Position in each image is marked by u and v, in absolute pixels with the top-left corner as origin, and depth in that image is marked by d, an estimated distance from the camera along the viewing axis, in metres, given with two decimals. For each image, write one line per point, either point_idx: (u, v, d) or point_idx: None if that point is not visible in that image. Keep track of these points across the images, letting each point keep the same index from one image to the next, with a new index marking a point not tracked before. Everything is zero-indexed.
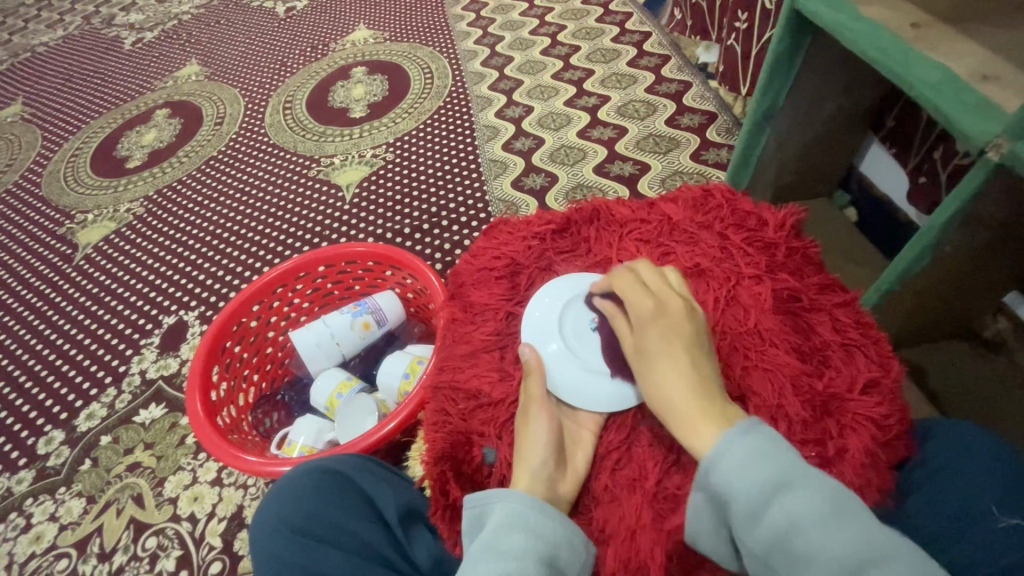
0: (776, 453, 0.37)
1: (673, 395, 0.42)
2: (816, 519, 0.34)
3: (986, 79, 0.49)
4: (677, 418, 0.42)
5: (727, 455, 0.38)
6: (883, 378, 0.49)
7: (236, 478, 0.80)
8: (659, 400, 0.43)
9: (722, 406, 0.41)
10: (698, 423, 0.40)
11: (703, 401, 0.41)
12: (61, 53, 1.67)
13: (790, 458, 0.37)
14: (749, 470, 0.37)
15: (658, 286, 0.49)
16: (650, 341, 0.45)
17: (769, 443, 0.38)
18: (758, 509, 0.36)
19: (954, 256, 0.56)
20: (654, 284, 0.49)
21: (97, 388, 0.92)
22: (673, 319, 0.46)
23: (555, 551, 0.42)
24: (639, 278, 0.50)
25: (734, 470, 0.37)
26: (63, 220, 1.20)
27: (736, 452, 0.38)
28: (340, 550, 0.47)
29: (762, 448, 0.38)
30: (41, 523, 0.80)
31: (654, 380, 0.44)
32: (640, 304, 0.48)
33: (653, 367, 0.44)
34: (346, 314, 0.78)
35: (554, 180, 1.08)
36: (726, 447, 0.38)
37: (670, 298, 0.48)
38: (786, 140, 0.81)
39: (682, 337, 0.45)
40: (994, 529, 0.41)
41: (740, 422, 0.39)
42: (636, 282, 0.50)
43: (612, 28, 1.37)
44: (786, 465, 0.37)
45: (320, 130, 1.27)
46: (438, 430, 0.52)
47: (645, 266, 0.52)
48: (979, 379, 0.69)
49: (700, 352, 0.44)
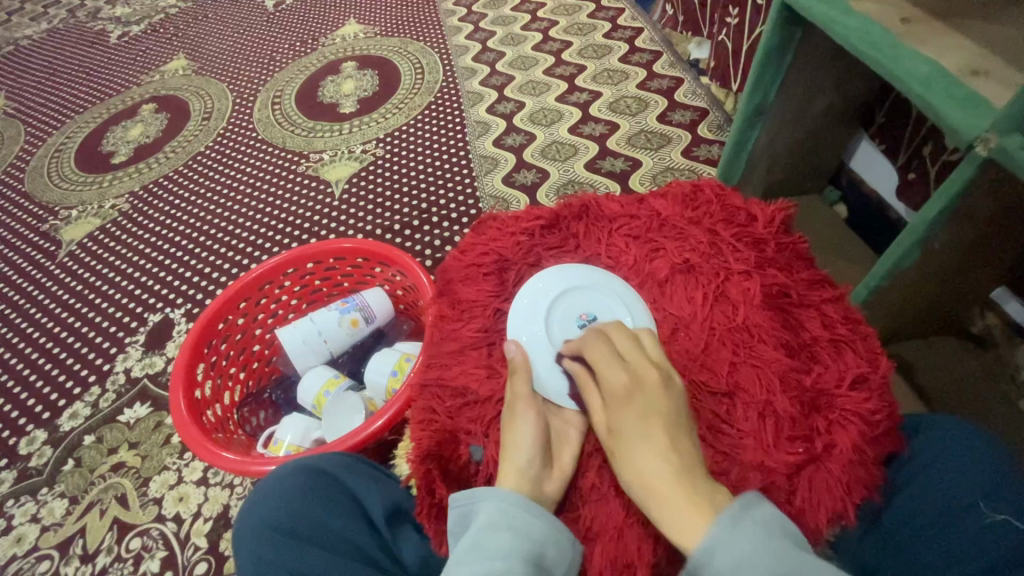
0: (769, 545, 0.36)
1: (655, 480, 0.41)
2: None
3: (975, 74, 0.49)
4: (659, 506, 0.40)
5: (720, 555, 0.36)
6: (872, 373, 0.48)
7: (222, 478, 0.79)
8: (638, 484, 0.41)
9: (705, 492, 0.40)
10: (682, 513, 0.39)
11: (687, 488, 0.40)
12: (45, 46, 1.64)
13: (782, 549, 0.36)
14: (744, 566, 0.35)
15: (632, 355, 0.48)
16: (627, 419, 0.44)
17: (758, 535, 0.37)
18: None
19: (943, 251, 0.56)
20: (628, 353, 0.48)
21: (81, 387, 0.91)
22: (649, 394, 0.45)
23: (541, 550, 0.42)
24: (613, 345, 0.48)
25: (727, 565, 0.36)
26: (47, 217, 1.18)
27: (727, 546, 0.36)
28: (325, 550, 0.46)
29: (754, 540, 0.36)
30: (23, 525, 0.78)
31: (632, 463, 0.42)
32: (614, 377, 0.46)
33: (631, 448, 0.42)
34: (333, 311, 0.77)
35: (546, 177, 1.07)
36: (716, 541, 0.37)
37: (644, 368, 0.46)
38: (777, 136, 0.81)
39: (660, 417, 0.43)
40: (983, 525, 0.41)
41: (729, 511, 0.38)
42: (609, 350, 0.48)
43: (604, 23, 1.36)
44: (780, 558, 0.35)
45: (309, 125, 1.25)
46: (424, 428, 0.52)
47: (618, 329, 0.50)
48: (967, 375, 0.70)
49: (679, 431, 0.43)
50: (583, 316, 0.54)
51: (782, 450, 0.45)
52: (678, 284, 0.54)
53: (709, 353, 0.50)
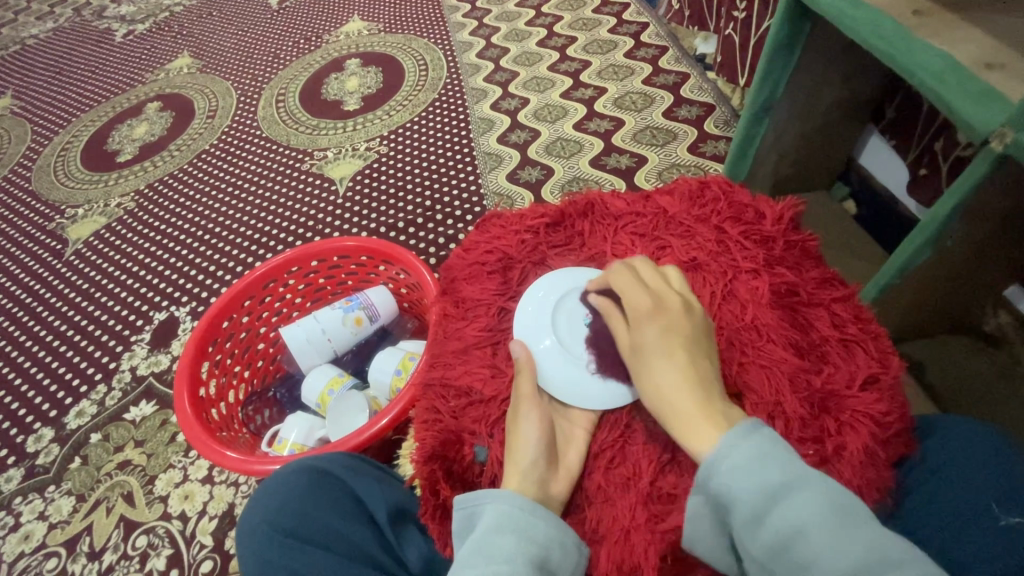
0: (776, 455, 0.36)
1: (673, 393, 0.42)
2: (820, 527, 0.33)
3: (990, 68, 0.48)
4: (675, 415, 0.41)
5: (726, 459, 0.37)
6: (883, 374, 0.47)
7: (227, 476, 0.79)
8: (657, 397, 0.43)
9: (720, 406, 0.41)
10: (697, 422, 0.40)
11: (703, 401, 0.41)
12: (52, 45, 1.64)
13: (790, 462, 0.36)
14: (750, 471, 0.36)
15: (657, 285, 0.49)
16: (649, 338, 0.45)
17: (767, 446, 0.37)
18: (758, 513, 0.35)
19: (956, 248, 0.55)
20: (653, 283, 0.49)
21: (87, 385, 0.91)
22: (672, 318, 0.46)
23: (546, 553, 0.41)
24: (638, 275, 0.50)
25: (733, 470, 0.37)
26: (53, 215, 1.19)
27: (735, 451, 0.37)
28: (327, 551, 0.46)
29: (762, 450, 0.37)
30: (30, 522, 0.79)
31: (652, 377, 0.44)
32: (638, 300, 0.48)
33: (652, 364, 0.44)
34: (337, 310, 0.76)
35: (550, 173, 1.06)
36: (728, 446, 0.38)
37: (667, 296, 0.48)
38: (785, 131, 0.80)
39: (681, 338, 0.45)
40: (994, 529, 0.40)
41: (743, 423, 0.39)
42: (634, 278, 0.50)
43: (609, 18, 1.35)
44: (786, 467, 0.36)
45: (313, 123, 1.25)
46: (428, 429, 0.51)
47: (643, 263, 0.51)
48: (979, 374, 0.69)
49: (699, 351, 0.45)
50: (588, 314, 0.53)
51: None
52: (684, 283, 0.53)
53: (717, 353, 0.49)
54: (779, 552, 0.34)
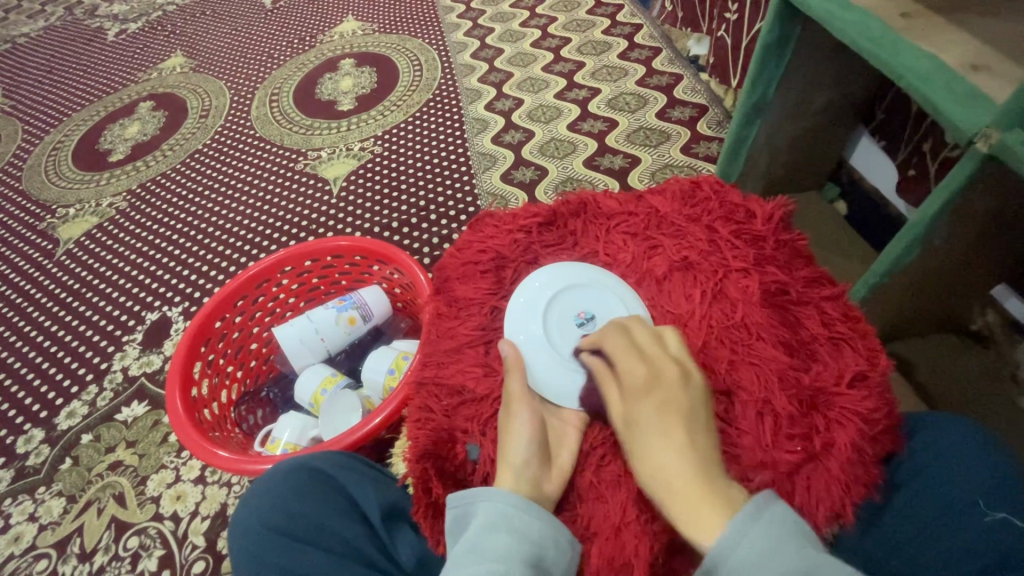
0: (790, 541, 0.34)
1: (670, 472, 0.39)
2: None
3: (976, 70, 0.49)
4: (673, 498, 0.38)
5: (737, 551, 0.34)
6: (871, 372, 0.48)
7: (220, 476, 0.79)
8: (653, 476, 0.40)
9: (722, 487, 0.39)
10: (698, 506, 0.37)
11: (703, 483, 0.38)
12: (43, 44, 1.63)
13: (806, 550, 0.34)
14: (763, 564, 0.33)
15: (651, 349, 0.47)
16: (643, 410, 0.43)
17: (780, 535, 0.35)
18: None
19: (943, 248, 0.56)
20: (647, 347, 0.47)
21: (78, 386, 0.91)
22: (667, 388, 0.44)
23: (540, 551, 0.42)
24: (632, 339, 0.48)
25: (745, 563, 0.34)
26: (44, 215, 1.18)
27: (746, 542, 0.35)
28: (319, 550, 0.46)
29: (774, 536, 0.35)
30: (20, 524, 0.78)
31: (648, 454, 0.41)
32: (631, 368, 0.45)
33: (647, 439, 0.41)
34: (331, 310, 0.76)
35: (544, 174, 1.07)
36: (734, 535, 0.35)
37: (663, 362, 0.45)
38: (776, 132, 0.81)
39: (677, 409, 0.42)
40: (982, 524, 0.41)
41: (746, 505, 0.37)
42: (628, 343, 0.48)
43: (602, 19, 1.36)
44: (803, 555, 0.33)
45: (306, 123, 1.25)
46: (421, 427, 0.51)
47: (638, 324, 0.49)
48: (968, 372, 0.69)
49: (698, 424, 0.42)
50: (582, 314, 0.54)
51: (780, 449, 0.45)
52: (675, 282, 0.53)
53: (708, 352, 0.49)
54: None
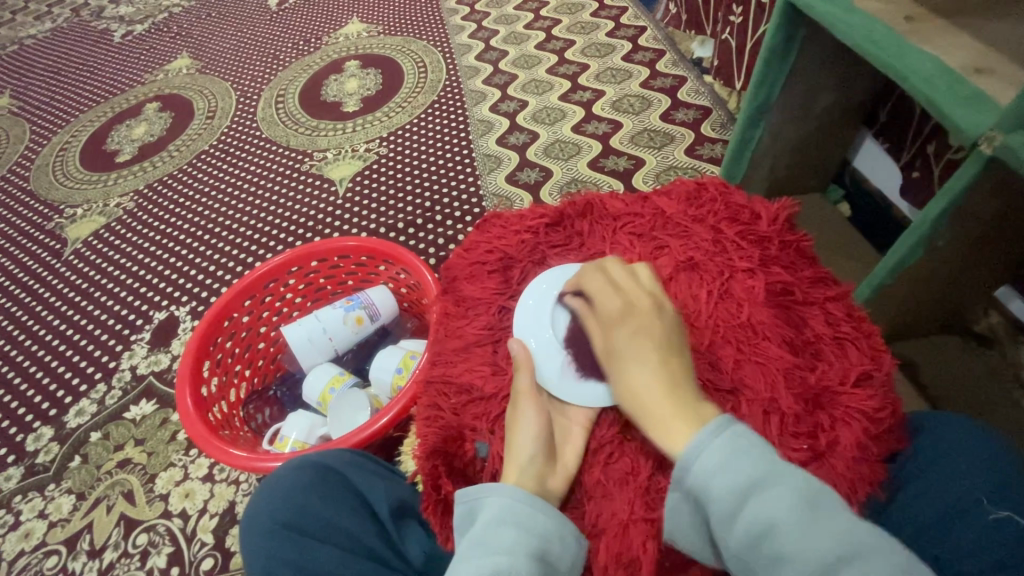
0: (750, 451, 0.39)
1: (645, 393, 0.44)
2: (793, 518, 0.36)
3: (979, 72, 0.50)
4: (648, 417, 0.43)
5: (702, 458, 0.39)
6: (875, 371, 0.49)
7: (228, 474, 0.79)
8: (631, 399, 0.45)
9: (691, 401, 0.43)
10: (669, 417, 0.42)
11: (675, 399, 0.43)
12: (50, 45, 1.65)
13: (764, 459, 0.39)
14: (726, 471, 0.38)
15: (628, 286, 0.51)
16: (620, 341, 0.47)
17: (741, 444, 0.39)
18: (736, 507, 0.38)
19: (947, 249, 0.56)
20: (623, 284, 0.51)
21: (87, 384, 0.91)
22: (643, 319, 0.48)
23: (546, 546, 0.42)
24: (609, 277, 0.52)
25: (710, 470, 0.39)
26: (52, 215, 1.19)
27: (712, 449, 0.39)
28: (329, 546, 0.47)
29: (736, 447, 0.39)
30: (30, 521, 0.79)
31: (625, 379, 0.46)
32: (610, 305, 0.50)
33: (623, 366, 0.46)
34: (338, 309, 0.77)
35: (549, 175, 1.07)
36: (700, 444, 0.40)
37: (637, 295, 0.50)
38: (781, 134, 0.81)
39: (650, 338, 0.46)
40: (985, 523, 0.41)
41: (711, 418, 0.42)
42: (606, 282, 0.52)
43: (606, 22, 1.36)
44: (759, 462, 0.39)
45: (312, 124, 1.26)
46: (430, 426, 0.52)
47: (616, 265, 0.53)
48: (971, 373, 0.70)
49: (670, 348, 0.46)
50: None
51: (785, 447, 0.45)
52: (682, 282, 0.53)
53: (714, 350, 0.50)
54: (754, 544, 0.37)
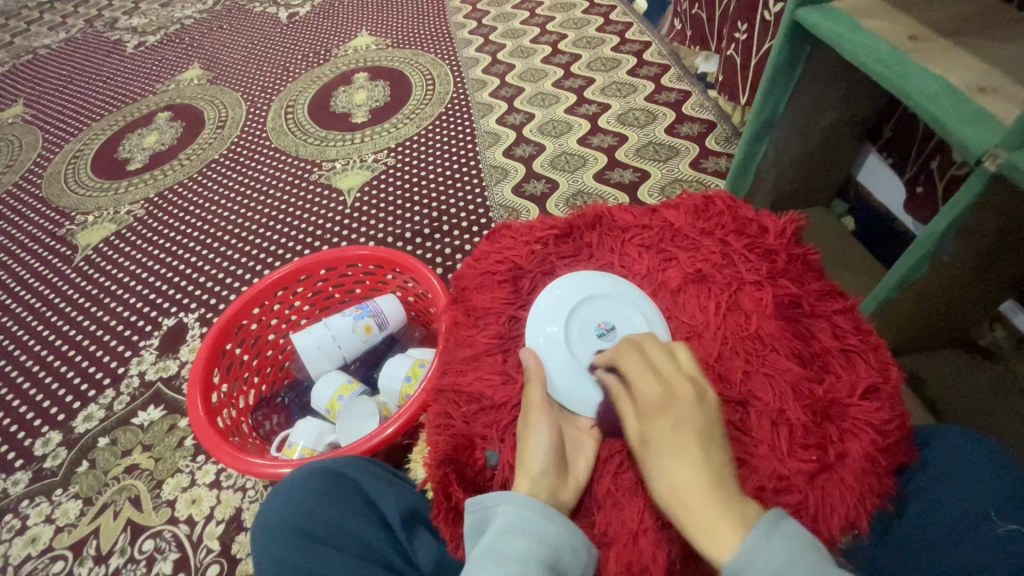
0: (804, 557, 0.36)
1: (688, 495, 0.40)
2: None
3: (984, 91, 0.51)
4: (691, 520, 0.39)
5: (755, 566, 0.36)
6: (883, 384, 0.49)
7: (235, 481, 0.80)
8: (670, 497, 0.41)
9: (738, 506, 0.39)
10: (715, 525, 0.38)
11: (721, 504, 0.39)
12: (64, 55, 1.67)
13: (819, 564, 0.36)
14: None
15: (666, 367, 0.47)
16: (658, 432, 0.43)
17: (793, 551, 0.36)
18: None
19: (951, 264, 0.57)
20: (661, 365, 0.47)
21: (95, 390, 0.92)
22: (684, 410, 0.44)
23: (556, 554, 0.42)
24: (647, 357, 0.48)
25: None
26: (64, 221, 1.20)
27: (763, 558, 0.36)
28: (340, 551, 0.47)
29: (788, 554, 0.36)
30: (37, 525, 0.79)
31: (663, 474, 0.41)
32: (647, 389, 0.46)
33: (660, 460, 0.42)
34: (347, 317, 0.78)
35: (555, 187, 1.09)
36: (750, 557, 0.36)
37: (678, 382, 0.45)
38: (786, 148, 0.82)
39: (692, 431, 0.42)
40: (995, 536, 0.41)
41: (761, 524, 0.38)
42: (642, 361, 0.48)
43: (612, 36, 1.38)
44: (816, 569, 0.35)
45: (322, 134, 1.28)
46: (441, 433, 0.53)
47: (652, 342, 0.49)
48: (978, 388, 0.70)
49: (713, 444, 0.42)
50: (602, 325, 0.55)
51: (794, 459, 0.45)
52: (690, 294, 0.55)
53: (723, 362, 0.50)
54: None
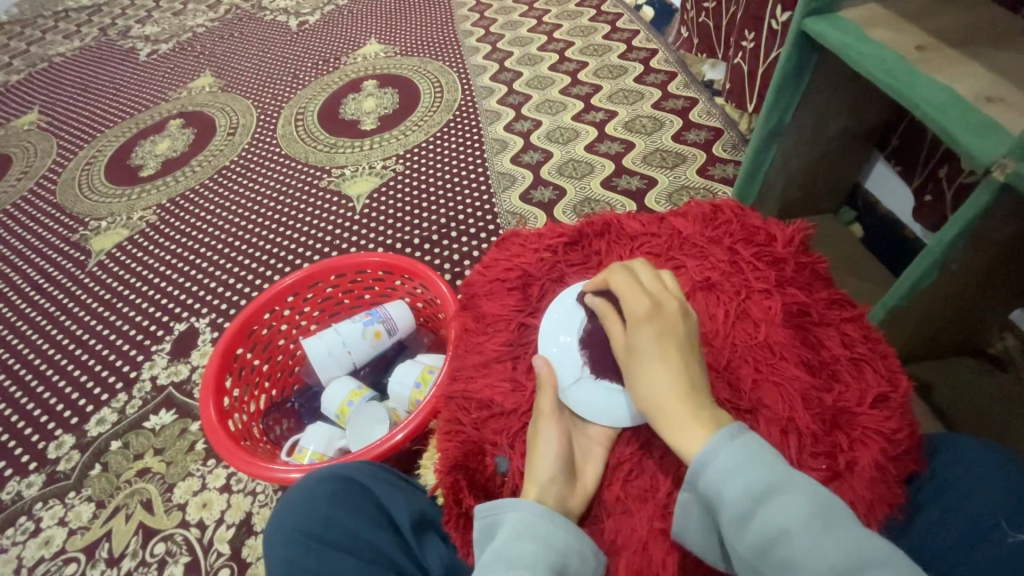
0: (763, 459, 0.38)
1: (665, 398, 0.42)
2: (804, 528, 0.35)
3: (990, 101, 0.51)
4: (664, 420, 0.42)
5: (714, 462, 0.39)
6: (892, 393, 0.49)
7: (245, 485, 0.80)
8: (648, 399, 0.43)
9: (709, 407, 0.42)
10: (687, 422, 0.41)
11: (694, 406, 0.42)
12: (79, 63, 1.70)
13: (776, 465, 0.38)
14: (740, 476, 0.38)
15: (653, 285, 0.48)
16: (642, 341, 0.44)
17: (753, 451, 0.39)
18: (746, 513, 0.37)
19: (960, 272, 0.57)
20: (648, 283, 0.48)
21: (108, 394, 0.93)
22: (669, 322, 0.45)
23: (565, 560, 0.43)
24: (635, 275, 0.49)
25: (722, 474, 0.38)
26: (78, 227, 1.22)
27: (725, 454, 0.39)
28: (353, 556, 0.48)
29: (747, 454, 0.39)
30: (50, 527, 0.80)
31: (644, 380, 0.44)
32: (635, 302, 0.46)
33: (644, 368, 0.44)
34: (357, 322, 0.79)
35: (563, 194, 1.09)
36: (715, 449, 0.39)
37: (664, 298, 0.47)
38: (794, 156, 0.82)
39: (675, 342, 0.44)
40: (1001, 545, 0.41)
41: (728, 424, 0.41)
42: (632, 280, 0.48)
43: (619, 44, 1.39)
44: (772, 468, 0.38)
45: (331, 141, 1.29)
46: (451, 439, 0.53)
47: (642, 263, 0.50)
48: (989, 396, 0.70)
49: (692, 353, 0.45)
50: None
51: (802, 467, 0.46)
52: (699, 301, 0.55)
53: (733, 371, 0.50)
54: (765, 549, 0.36)
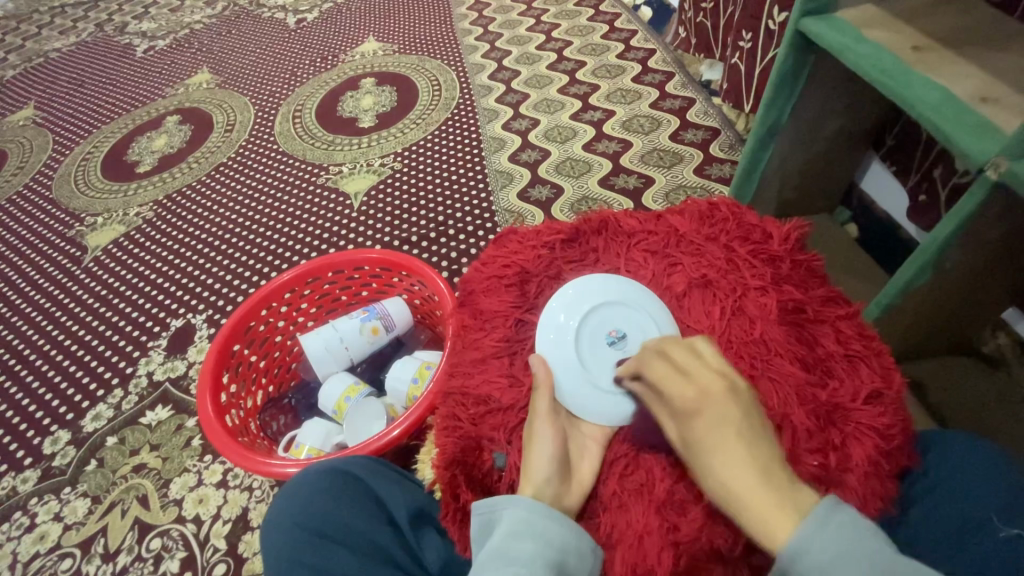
0: (860, 544, 0.34)
1: (739, 486, 0.37)
2: None
3: (985, 101, 0.52)
4: (747, 516, 0.36)
5: (812, 556, 0.34)
6: (886, 390, 0.50)
7: (241, 481, 0.80)
8: (722, 494, 0.38)
9: (790, 491, 0.37)
10: (771, 520, 0.35)
11: (773, 495, 0.36)
12: (75, 58, 1.69)
13: (877, 549, 0.34)
14: (839, 567, 0.33)
15: (691, 362, 0.44)
16: (696, 434, 0.40)
17: (850, 535, 0.34)
18: None
19: (953, 273, 0.58)
20: (685, 362, 0.45)
21: (104, 390, 0.93)
22: (718, 400, 0.41)
23: (562, 557, 0.43)
24: (670, 358, 0.46)
25: (822, 569, 0.33)
26: (73, 223, 1.21)
27: (820, 547, 0.34)
28: (350, 550, 0.48)
29: (844, 541, 0.34)
30: (45, 523, 0.80)
31: (711, 474, 0.38)
32: (676, 389, 0.43)
33: (705, 462, 0.39)
34: (355, 319, 0.79)
35: (560, 193, 1.10)
36: (809, 545, 0.34)
37: (706, 374, 0.43)
38: (789, 156, 0.83)
39: (731, 421, 0.39)
40: (996, 540, 0.41)
41: (818, 508, 0.35)
42: (667, 364, 0.45)
43: (617, 44, 1.40)
44: (876, 560, 0.33)
45: (329, 138, 1.29)
46: (449, 435, 0.54)
47: (674, 343, 0.47)
48: (981, 394, 0.70)
49: (757, 435, 0.39)
50: (612, 333, 0.55)
51: (798, 461, 0.46)
52: (695, 299, 0.56)
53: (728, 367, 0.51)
54: None
